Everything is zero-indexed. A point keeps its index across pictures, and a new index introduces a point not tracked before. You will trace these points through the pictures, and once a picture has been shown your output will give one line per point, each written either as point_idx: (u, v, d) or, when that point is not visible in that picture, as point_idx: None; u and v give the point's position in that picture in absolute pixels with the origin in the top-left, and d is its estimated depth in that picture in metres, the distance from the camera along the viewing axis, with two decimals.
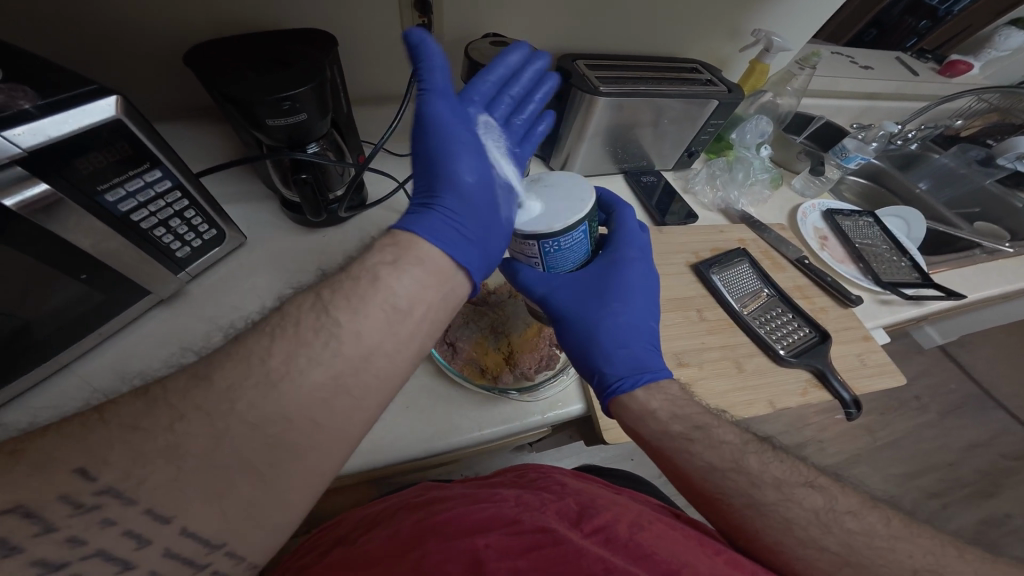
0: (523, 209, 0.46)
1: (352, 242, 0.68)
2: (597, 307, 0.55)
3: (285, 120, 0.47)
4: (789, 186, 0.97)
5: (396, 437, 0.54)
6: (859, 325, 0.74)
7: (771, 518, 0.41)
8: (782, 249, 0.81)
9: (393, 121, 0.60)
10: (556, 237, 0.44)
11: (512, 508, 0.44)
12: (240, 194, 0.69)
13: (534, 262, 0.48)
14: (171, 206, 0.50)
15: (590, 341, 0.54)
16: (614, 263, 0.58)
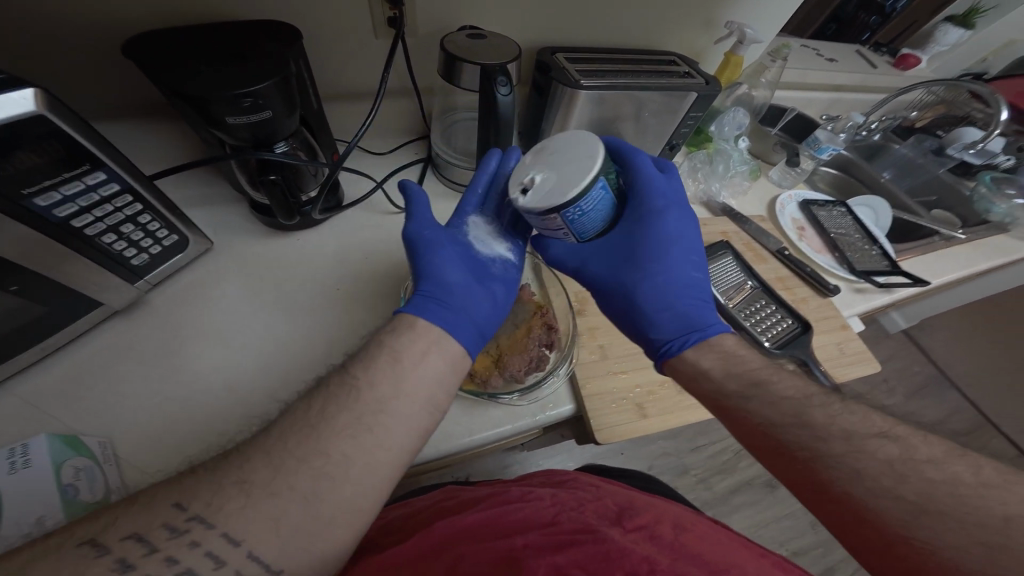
0: (534, 185, 0.44)
1: (330, 247, 0.65)
2: (636, 270, 0.56)
3: (247, 117, 0.45)
4: (766, 177, 0.98)
5: None
6: (837, 314, 0.76)
7: (838, 471, 0.39)
8: (763, 241, 0.82)
9: (368, 119, 0.59)
10: (575, 203, 0.43)
11: (548, 509, 0.43)
12: (203, 197, 0.65)
13: (562, 233, 0.47)
14: (120, 210, 0.46)
15: (635, 306, 0.56)
16: (643, 218, 0.57)
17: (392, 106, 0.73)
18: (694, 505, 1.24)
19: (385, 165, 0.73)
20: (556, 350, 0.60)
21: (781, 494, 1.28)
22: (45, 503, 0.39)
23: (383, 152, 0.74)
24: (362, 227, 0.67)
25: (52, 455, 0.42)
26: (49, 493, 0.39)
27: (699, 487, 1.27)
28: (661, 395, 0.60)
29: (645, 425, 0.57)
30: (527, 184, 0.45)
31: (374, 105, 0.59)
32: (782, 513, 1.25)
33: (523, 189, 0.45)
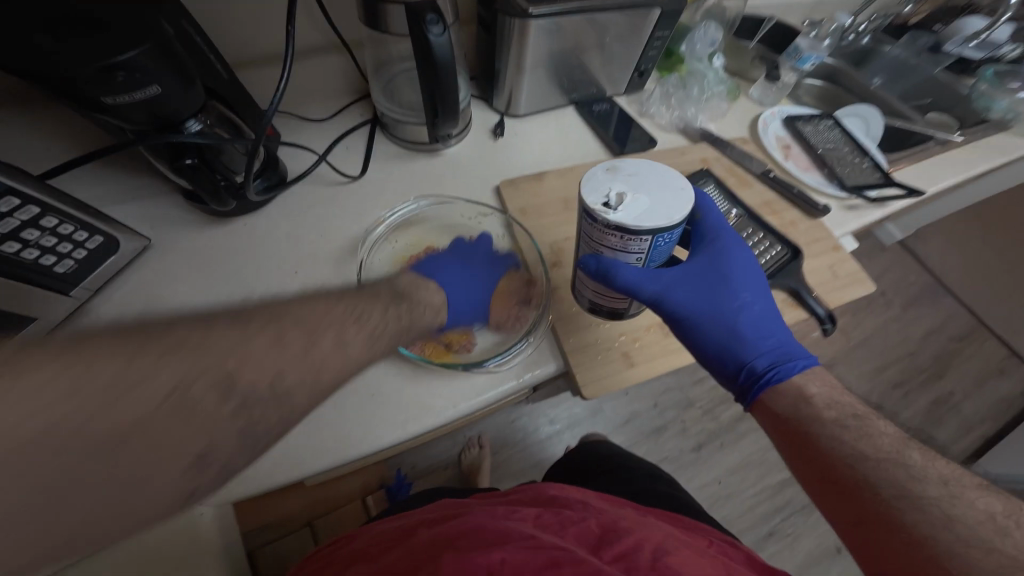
0: (624, 202, 0.40)
1: (278, 228, 0.58)
2: (729, 299, 0.52)
3: (131, 95, 0.39)
4: (747, 96, 0.91)
5: (362, 432, 0.49)
6: (829, 235, 0.73)
7: (929, 513, 0.38)
8: (747, 165, 0.77)
9: (282, 77, 0.49)
10: (672, 228, 0.41)
11: (530, 528, 0.42)
12: (130, 190, 0.59)
13: (634, 257, 0.45)
14: (13, 215, 0.41)
15: (741, 338, 0.51)
16: (722, 257, 0.53)
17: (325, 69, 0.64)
18: (701, 438, 1.26)
19: (326, 132, 0.65)
20: (535, 309, 0.57)
21: None
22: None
23: (322, 119, 0.66)
24: (311, 203, 0.61)
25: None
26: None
27: (705, 419, 1.28)
28: (647, 341, 0.57)
29: (634, 375, 0.55)
30: (613, 200, 0.40)
31: (286, 63, 0.49)
32: None
33: (607, 204, 0.40)
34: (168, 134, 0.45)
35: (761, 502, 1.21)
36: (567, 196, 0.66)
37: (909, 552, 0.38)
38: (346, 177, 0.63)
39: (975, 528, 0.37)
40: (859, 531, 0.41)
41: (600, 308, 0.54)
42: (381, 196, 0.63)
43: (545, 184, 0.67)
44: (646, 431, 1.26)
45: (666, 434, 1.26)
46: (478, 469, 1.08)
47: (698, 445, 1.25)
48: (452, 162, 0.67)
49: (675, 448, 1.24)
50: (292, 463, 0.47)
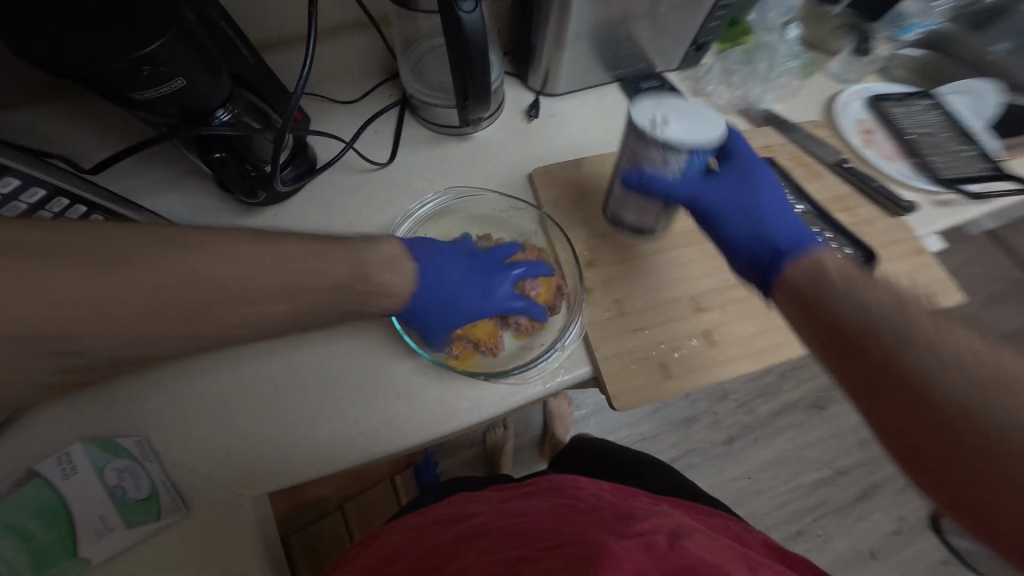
0: (666, 122, 0.45)
1: (307, 217, 0.57)
2: (752, 200, 0.51)
3: (157, 90, 0.39)
4: (825, 71, 0.79)
5: (388, 431, 0.48)
6: (911, 236, 0.63)
7: (922, 336, 0.35)
8: (816, 152, 0.68)
9: (305, 68, 0.45)
10: (709, 148, 0.45)
11: (541, 521, 0.42)
12: (168, 174, 0.57)
13: (670, 172, 0.47)
14: (63, 215, 0.42)
15: (761, 223, 0.50)
16: (741, 157, 0.54)
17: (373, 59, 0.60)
18: (733, 431, 1.18)
19: (355, 115, 0.62)
20: (563, 301, 0.54)
21: (827, 415, 1.21)
22: (99, 506, 0.42)
23: (350, 100, 0.63)
24: (340, 193, 0.59)
25: (92, 460, 0.44)
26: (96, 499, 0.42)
27: (740, 412, 1.20)
28: (691, 352, 0.52)
29: (673, 388, 0.51)
30: (655, 120, 0.45)
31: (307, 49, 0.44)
32: (828, 434, 1.19)
33: (651, 124, 0.45)
34: (198, 127, 0.45)
35: (793, 500, 1.14)
36: (608, 186, 0.60)
37: (901, 383, 0.34)
38: (375, 164, 0.60)
39: (967, 350, 0.33)
40: (884, 409, 0.36)
41: (620, 216, 0.56)
42: (411, 186, 0.60)
43: (584, 172, 0.61)
44: (675, 420, 1.18)
45: (696, 425, 1.18)
46: (500, 446, 1.07)
47: (730, 438, 1.17)
48: (484, 147, 0.63)
49: (704, 440, 1.17)
50: (322, 453, 0.48)
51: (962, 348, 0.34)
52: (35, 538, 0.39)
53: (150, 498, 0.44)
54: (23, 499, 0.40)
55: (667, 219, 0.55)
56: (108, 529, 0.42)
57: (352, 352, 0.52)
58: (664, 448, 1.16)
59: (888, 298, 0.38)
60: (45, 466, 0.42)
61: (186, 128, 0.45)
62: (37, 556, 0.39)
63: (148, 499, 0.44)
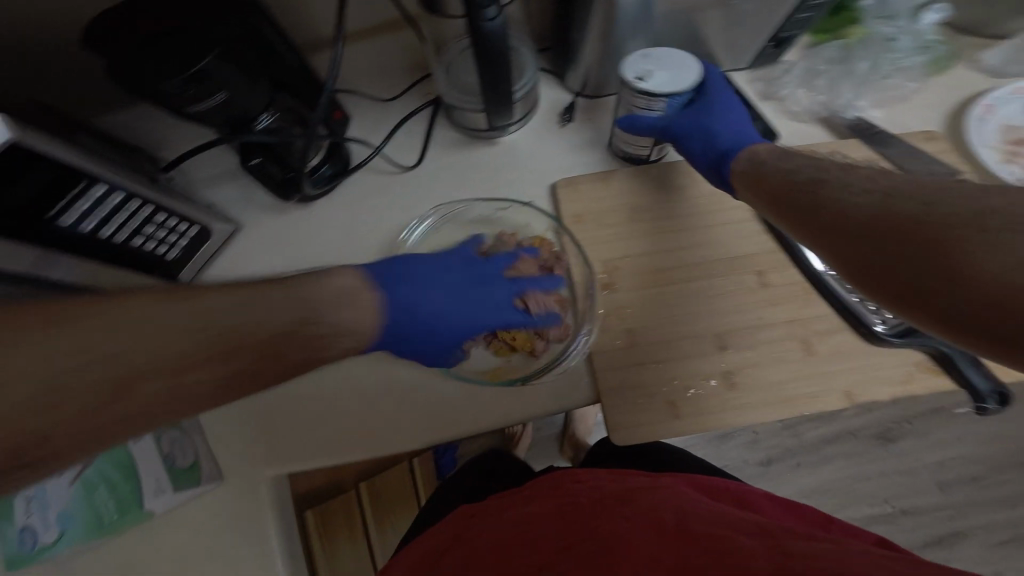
0: (650, 76, 0.52)
1: (338, 217, 0.60)
2: (708, 113, 0.55)
3: (204, 104, 0.45)
4: (969, 64, 0.65)
5: (394, 431, 0.52)
6: None
7: (937, 215, 0.33)
8: (909, 171, 0.56)
9: (331, 66, 0.51)
10: (684, 95, 0.52)
11: (559, 525, 0.42)
12: (224, 173, 0.63)
13: (653, 117, 0.55)
14: (136, 214, 0.48)
15: (713, 135, 0.53)
16: (710, 94, 0.57)
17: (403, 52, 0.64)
18: (772, 452, 1.06)
19: (390, 115, 0.64)
20: (571, 310, 0.53)
21: (894, 450, 1.05)
22: (156, 469, 0.49)
23: (387, 101, 0.64)
24: (367, 194, 0.61)
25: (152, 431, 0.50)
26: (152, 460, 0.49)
27: (784, 434, 1.06)
28: (706, 394, 0.48)
29: (679, 429, 0.47)
30: (642, 73, 0.52)
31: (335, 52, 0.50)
32: (892, 471, 1.04)
33: (638, 77, 0.52)
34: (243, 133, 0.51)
35: None
36: (638, 202, 0.56)
37: (934, 265, 0.32)
38: (400, 168, 0.62)
39: (958, 203, 0.33)
40: (870, 276, 0.36)
41: (619, 147, 0.59)
42: (434, 190, 0.61)
43: (614, 184, 0.57)
44: (708, 433, 1.07)
45: (730, 442, 1.07)
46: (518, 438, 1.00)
47: (768, 460, 1.06)
48: (516, 153, 0.62)
49: (737, 458, 1.06)
50: (332, 442, 0.52)
51: (910, 190, 0.36)
52: (118, 486, 0.48)
53: (192, 468, 0.51)
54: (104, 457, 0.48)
55: (660, 145, 0.58)
56: (161, 489, 0.49)
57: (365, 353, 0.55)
58: None
59: (878, 199, 0.37)
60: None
61: (234, 134, 0.51)
62: (120, 503, 0.48)
63: (191, 468, 0.51)
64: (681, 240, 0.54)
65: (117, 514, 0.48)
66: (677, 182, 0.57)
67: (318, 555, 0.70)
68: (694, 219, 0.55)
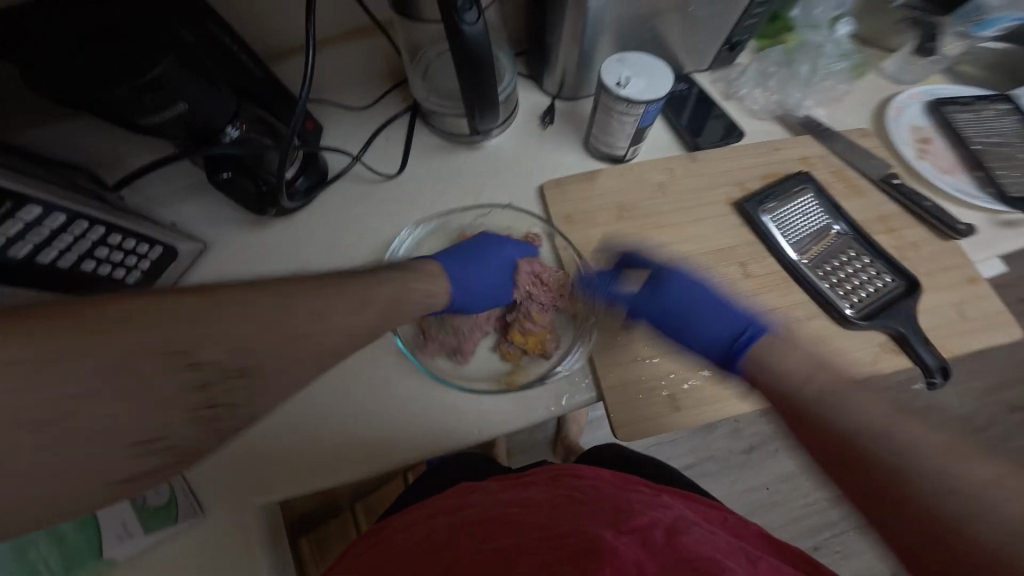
0: (630, 82, 0.51)
1: (318, 229, 0.57)
2: (682, 304, 0.52)
3: (163, 115, 0.40)
4: (879, 71, 0.70)
5: (393, 448, 0.50)
6: (963, 262, 0.57)
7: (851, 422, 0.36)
8: (861, 166, 0.61)
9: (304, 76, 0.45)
10: (662, 101, 0.52)
11: (545, 514, 0.41)
12: (187, 187, 0.58)
13: (631, 123, 0.54)
14: (82, 236, 0.44)
15: (689, 326, 0.51)
16: (675, 271, 0.54)
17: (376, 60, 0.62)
18: (754, 439, 1.12)
19: (365, 122, 0.62)
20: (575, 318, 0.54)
21: None
22: (121, 513, 0.46)
23: (361, 107, 0.62)
24: (348, 204, 0.59)
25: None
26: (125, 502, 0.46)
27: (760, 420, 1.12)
28: (701, 385, 0.50)
29: (680, 421, 0.48)
30: (621, 80, 0.51)
31: (306, 60, 0.44)
32: None
33: (617, 83, 0.51)
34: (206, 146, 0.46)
35: (810, 513, 1.08)
36: (622, 202, 0.57)
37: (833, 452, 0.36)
38: (382, 176, 0.60)
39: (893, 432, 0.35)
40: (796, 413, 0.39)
41: (599, 149, 0.60)
42: (418, 198, 0.60)
43: (598, 184, 0.58)
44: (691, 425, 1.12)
45: (715, 432, 1.12)
46: (496, 445, 0.98)
47: (750, 447, 1.11)
48: (498, 159, 0.62)
49: (723, 448, 1.11)
50: (328, 465, 0.49)
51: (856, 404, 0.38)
52: (69, 538, 0.44)
53: (167, 505, 0.47)
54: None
55: (637, 146, 0.59)
56: (128, 534, 0.45)
57: (358, 370, 0.53)
58: (681, 454, 1.11)
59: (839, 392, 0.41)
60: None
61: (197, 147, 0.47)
62: (71, 556, 0.44)
63: (165, 507, 0.47)
64: (667, 237, 0.57)
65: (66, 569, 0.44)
66: (659, 180, 0.59)
67: None
68: (677, 217, 0.57)
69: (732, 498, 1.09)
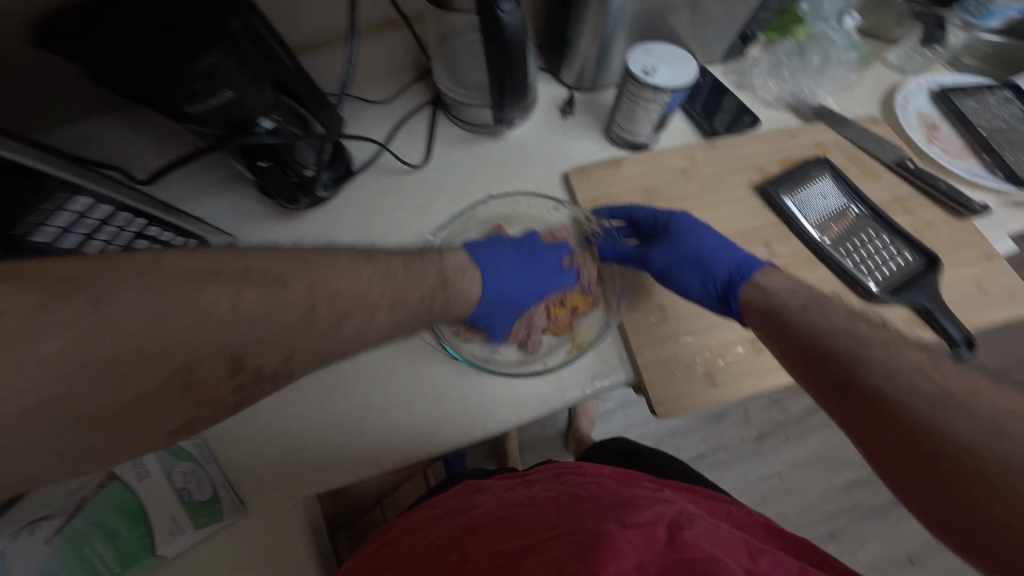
0: (656, 71, 0.53)
1: (347, 220, 0.58)
2: (692, 244, 0.54)
3: (206, 104, 0.39)
4: (883, 62, 0.72)
5: (434, 435, 0.49)
6: (979, 240, 0.59)
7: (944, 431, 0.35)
8: (874, 150, 0.63)
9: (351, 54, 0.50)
10: (687, 88, 0.53)
11: (551, 514, 0.41)
12: (212, 182, 0.57)
13: (655, 110, 0.56)
14: (125, 228, 0.43)
15: (704, 267, 0.53)
16: (676, 226, 0.56)
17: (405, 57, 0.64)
18: (765, 428, 1.12)
19: (389, 115, 0.62)
20: (601, 306, 0.55)
21: None
22: (169, 507, 0.45)
23: (385, 101, 0.63)
24: (378, 194, 0.59)
25: (161, 465, 0.46)
26: (168, 497, 0.45)
27: (772, 410, 1.13)
28: (735, 360, 0.51)
29: (716, 397, 0.50)
30: (646, 68, 0.53)
31: (351, 48, 0.50)
32: None
33: (643, 72, 0.53)
34: (243, 137, 0.45)
35: (824, 502, 1.08)
36: (648, 187, 0.59)
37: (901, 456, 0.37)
38: (409, 166, 0.60)
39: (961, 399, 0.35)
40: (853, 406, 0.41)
41: (622, 137, 0.61)
42: (443, 187, 0.60)
43: (622, 172, 0.60)
44: (703, 417, 1.12)
45: (726, 421, 1.12)
46: (506, 438, 0.98)
47: (761, 435, 1.11)
48: (520, 149, 0.63)
49: (734, 437, 1.11)
50: (367, 454, 0.49)
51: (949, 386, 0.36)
52: (119, 535, 0.43)
53: (212, 500, 0.47)
54: (100, 502, 0.43)
55: (659, 133, 0.60)
56: (179, 529, 0.45)
57: (391, 358, 0.52)
58: (692, 444, 1.11)
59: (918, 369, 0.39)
60: (121, 470, 0.45)
61: (233, 138, 0.45)
62: (124, 552, 0.43)
63: (209, 501, 0.46)
64: (692, 219, 0.58)
65: (120, 566, 0.43)
66: (681, 166, 0.60)
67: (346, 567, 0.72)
68: (701, 201, 0.59)
69: (745, 488, 1.09)
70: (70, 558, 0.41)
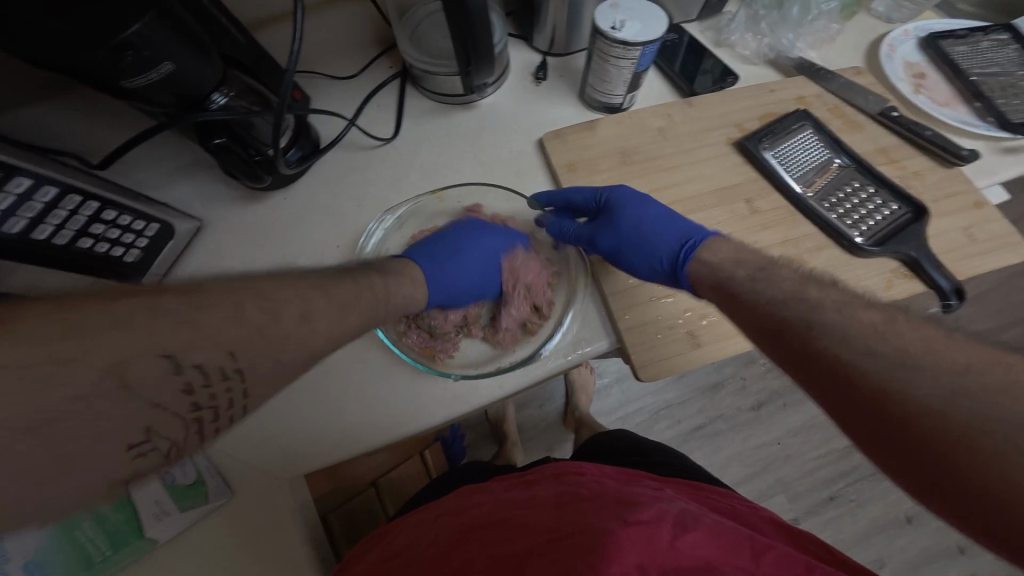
0: (626, 26, 0.50)
1: (317, 198, 0.56)
2: (635, 224, 0.51)
3: (146, 77, 0.37)
4: (867, 12, 0.70)
5: (417, 411, 0.48)
6: (969, 188, 0.57)
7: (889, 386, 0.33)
8: (857, 101, 0.61)
9: (294, 41, 0.43)
10: (659, 43, 0.51)
11: (551, 515, 0.40)
12: (178, 167, 0.56)
13: (627, 68, 0.54)
14: (77, 212, 0.42)
15: (642, 246, 0.51)
16: (618, 202, 0.54)
17: (370, 34, 0.63)
18: (762, 396, 1.11)
19: (355, 90, 0.61)
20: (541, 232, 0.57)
21: None
22: (153, 490, 0.44)
23: (350, 76, 0.61)
24: (350, 170, 0.57)
25: None
26: (152, 481, 0.44)
27: (769, 376, 1.12)
28: (719, 320, 0.50)
29: (700, 357, 0.49)
30: (617, 23, 0.50)
31: (296, 21, 0.42)
32: None
33: (613, 27, 0.50)
34: (193, 113, 0.44)
35: (823, 467, 1.07)
36: (625, 148, 0.57)
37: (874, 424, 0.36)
38: (378, 140, 0.59)
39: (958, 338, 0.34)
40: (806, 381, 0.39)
41: (597, 99, 0.60)
42: (415, 159, 0.58)
43: (598, 135, 0.58)
44: (700, 387, 1.11)
45: (723, 391, 1.11)
46: (503, 418, 0.97)
47: (759, 404, 1.11)
48: (494, 118, 0.61)
49: (731, 406, 1.11)
50: (346, 437, 0.48)
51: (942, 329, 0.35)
52: (106, 520, 0.42)
53: (197, 484, 0.46)
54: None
55: (634, 93, 0.58)
56: (164, 512, 0.44)
57: (369, 337, 0.51)
58: (689, 416, 1.10)
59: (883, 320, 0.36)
60: None
61: (184, 116, 0.44)
62: (113, 537, 0.42)
63: (194, 485, 0.46)
64: (671, 178, 0.56)
65: (111, 549, 0.42)
66: (658, 125, 0.58)
67: (343, 548, 0.73)
68: (680, 161, 0.57)
69: (745, 455, 1.08)
70: (61, 543, 0.41)
